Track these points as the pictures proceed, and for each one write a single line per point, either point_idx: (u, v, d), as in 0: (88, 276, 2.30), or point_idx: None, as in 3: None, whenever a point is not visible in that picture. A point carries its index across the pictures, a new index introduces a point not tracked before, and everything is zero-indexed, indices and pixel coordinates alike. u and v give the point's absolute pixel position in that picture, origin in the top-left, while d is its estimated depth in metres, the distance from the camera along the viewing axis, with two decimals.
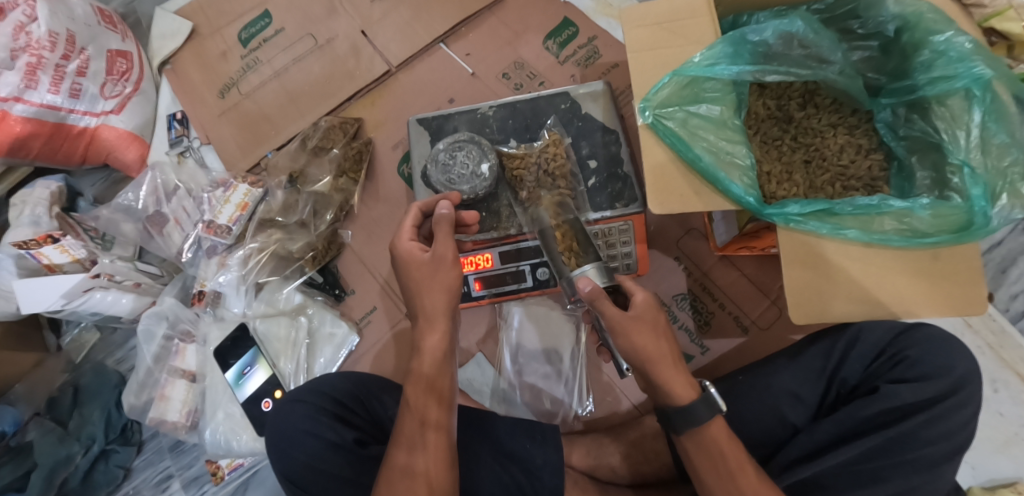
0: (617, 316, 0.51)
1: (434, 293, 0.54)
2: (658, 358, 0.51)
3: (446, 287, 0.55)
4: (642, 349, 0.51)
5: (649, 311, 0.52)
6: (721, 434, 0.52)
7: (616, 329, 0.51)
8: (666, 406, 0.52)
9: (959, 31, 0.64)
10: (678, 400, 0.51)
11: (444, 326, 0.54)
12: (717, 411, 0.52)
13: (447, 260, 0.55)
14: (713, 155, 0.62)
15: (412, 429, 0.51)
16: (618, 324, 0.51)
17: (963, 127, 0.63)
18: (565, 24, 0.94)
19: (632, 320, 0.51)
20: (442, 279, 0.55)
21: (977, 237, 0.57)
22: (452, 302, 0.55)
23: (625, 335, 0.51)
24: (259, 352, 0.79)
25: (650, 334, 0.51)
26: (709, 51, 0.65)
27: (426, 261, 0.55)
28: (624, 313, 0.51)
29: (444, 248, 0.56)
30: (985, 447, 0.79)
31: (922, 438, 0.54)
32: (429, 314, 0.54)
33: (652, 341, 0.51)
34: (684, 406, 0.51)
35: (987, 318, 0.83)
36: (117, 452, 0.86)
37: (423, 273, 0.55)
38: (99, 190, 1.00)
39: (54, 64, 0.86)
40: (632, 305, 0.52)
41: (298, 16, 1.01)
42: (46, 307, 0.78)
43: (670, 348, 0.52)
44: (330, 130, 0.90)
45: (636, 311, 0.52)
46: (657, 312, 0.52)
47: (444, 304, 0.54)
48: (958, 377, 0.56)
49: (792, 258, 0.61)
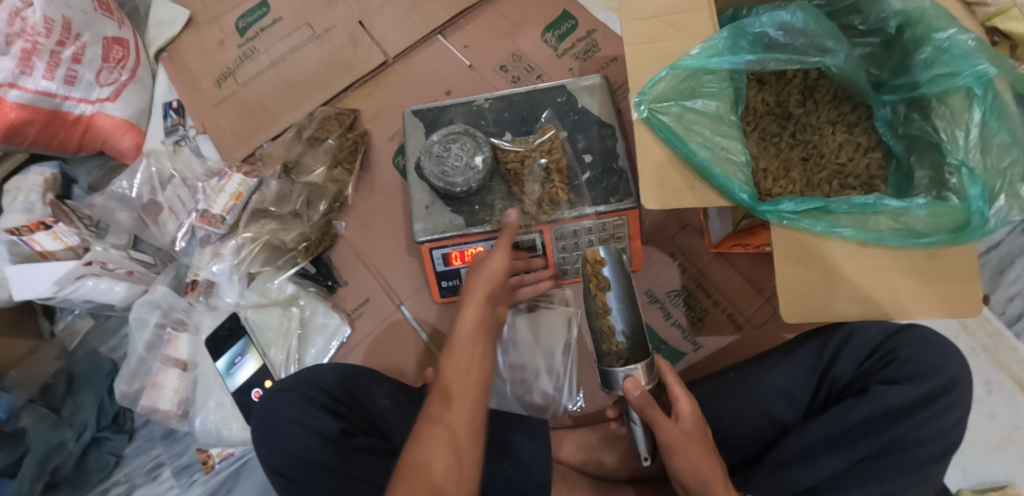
0: (675, 433, 0.53)
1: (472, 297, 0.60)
2: (709, 476, 0.53)
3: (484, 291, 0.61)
4: (697, 468, 0.52)
5: (698, 428, 0.54)
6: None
7: (669, 444, 0.53)
8: None
9: (962, 29, 0.63)
10: None
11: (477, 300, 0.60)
12: None
13: (496, 271, 0.63)
14: (708, 150, 0.62)
15: (428, 420, 0.51)
16: (675, 441, 0.53)
17: (963, 127, 0.62)
18: (564, 17, 0.94)
19: (686, 437, 0.53)
20: (483, 288, 0.62)
21: (974, 237, 0.57)
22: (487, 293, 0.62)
23: (681, 453, 0.52)
24: (249, 342, 0.78)
25: (702, 453, 0.53)
26: (706, 43, 0.64)
27: (483, 267, 0.64)
28: (681, 430, 0.53)
29: (495, 262, 0.64)
30: (977, 449, 0.79)
31: (913, 440, 0.53)
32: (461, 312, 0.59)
33: (705, 459, 0.52)
34: None
35: (983, 321, 0.83)
36: (109, 439, 0.86)
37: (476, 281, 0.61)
38: (94, 178, 1.00)
39: (49, 50, 0.86)
40: (683, 418, 0.54)
41: (296, 6, 1.00)
42: (38, 294, 0.77)
43: (715, 465, 0.54)
44: (326, 121, 0.89)
45: (687, 429, 0.54)
46: (703, 428, 0.55)
47: (480, 298, 0.61)
48: (949, 377, 0.55)
49: (787, 256, 0.60)
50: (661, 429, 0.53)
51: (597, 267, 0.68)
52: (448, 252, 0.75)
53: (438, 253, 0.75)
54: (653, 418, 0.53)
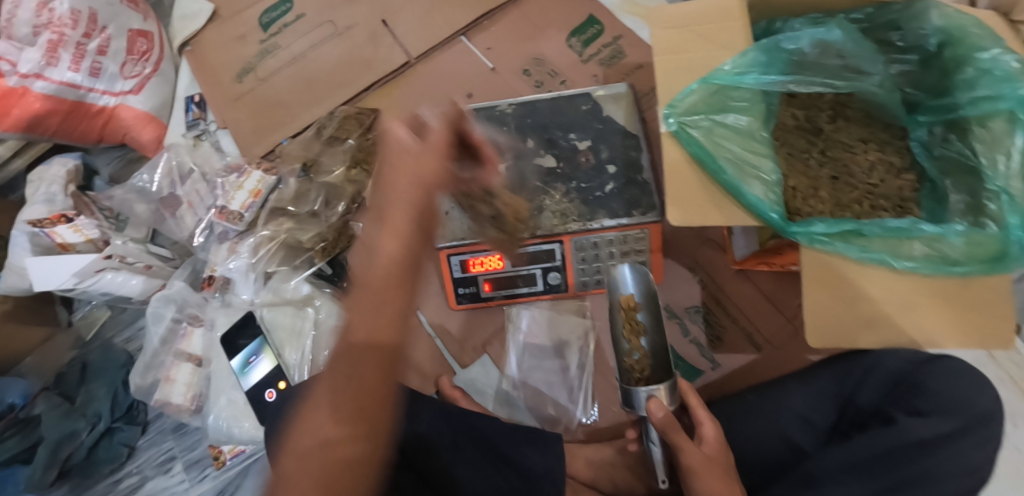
0: (696, 457, 0.55)
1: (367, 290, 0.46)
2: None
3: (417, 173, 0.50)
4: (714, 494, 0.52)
5: (719, 451, 0.57)
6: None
7: (689, 468, 0.55)
8: None
9: (1006, 49, 0.62)
10: None
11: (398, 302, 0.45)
12: None
13: (434, 144, 0.52)
14: (738, 168, 0.60)
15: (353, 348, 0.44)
16: (695, 465, 0.54)
17: (1004, 151, 0.59)
18: (589, 22, 0.92)
19: (707, 461, 0.55)
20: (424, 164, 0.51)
21: (1011, 269, 0.54)
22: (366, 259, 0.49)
23: (701, 478, 0.53)
24: (264, 341, 0.78)
25: (721, 480, 0.54)
26: (739, 59, 0.63)
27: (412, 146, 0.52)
28: (702, 455, 0.55)
29: (437, 135, 0.53)
30: (1003, 483, 0.76)
31: (942, 475, 0.51)
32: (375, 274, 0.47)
33: (723, 486, 0.53)
34: None
35: (1012, 351, 0.80)
36: (122, 430, 0.87)
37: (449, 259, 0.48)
38: (114, 170, 1.00)
39: (74, 42, 0.86)
40: (705, 442, 0.57)
41: (320, 2, 1.00)
42: (58, 285, 0.79)
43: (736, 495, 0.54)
44: (345, 120, 0.89)
45: (709, 453, 0.56)
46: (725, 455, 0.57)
47: (409, 178, 0.50)
48: (980, 413, 0.53)
49: (814, 279, 0.59)
50: (683, 452, 0.55)
51: (631, 311, 0.64)
52: (465, 258, 0.73)
53: (455, 260, 0.74)
54: (674, 437, 0.56)
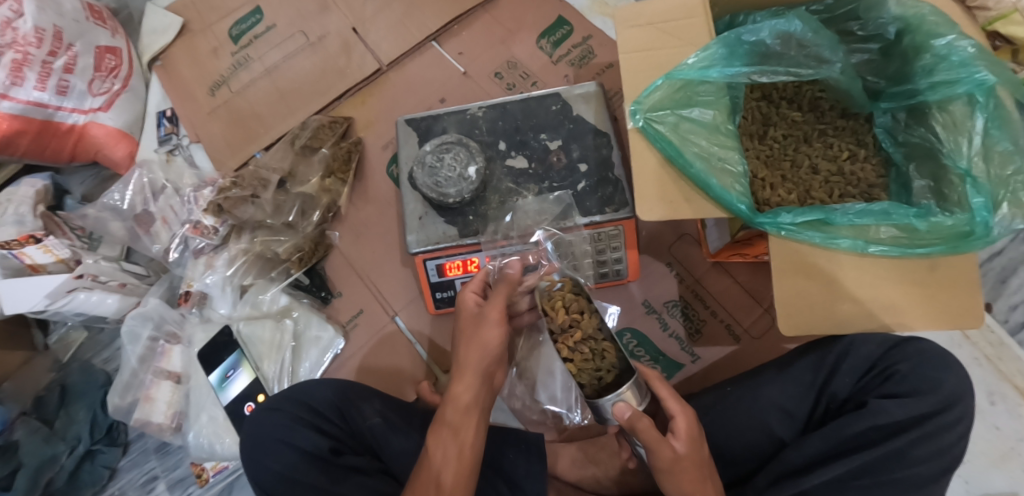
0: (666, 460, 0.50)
1: (473, 343, 0.58)
2: None
3: (482, 344, 0.58)
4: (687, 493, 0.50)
5: (694, 444, 0.51)
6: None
7: (663, 468, 0.51)
8: None
9: (961, 34, 0.62)
10: None
11: (472, 379, 0.56)
12: None
13: (491, 318, 0.59)
14: (704, 161, 0.61)
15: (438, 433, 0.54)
16: (665, 467, 0.50)
17: (966, 134, 0.61)
18: (560, 23, 0.93)
19: (688, 463, 0.50)
20: (482, 335, 0.58)
21: (974, 247, 0.55)
22: (484, 361, 0.57)
23: (672, 476, 0.50)
24: (242, 355, 0.77)
25: (697, 478, 0.50)
26: (703, 53, 0.63)
27: (475, 314, 0.61)
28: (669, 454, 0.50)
29: (493, 307, 0.59)
30: (980, 461, 0.76)
31: (913, 456, 0.53)
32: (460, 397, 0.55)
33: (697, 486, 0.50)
34: None
35: (986, 330, 0.80)
36: (103, 453, 0.85)
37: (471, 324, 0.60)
38: (88, 187, 0.99)
39: (40, 60, 0.85)
40: (677, 435, 0.51)
41: (290, 12, 0.99)
42: (29, 307, 0.78)
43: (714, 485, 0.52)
44: (319, 129, 0.89)
45: (683, 451, 0.50)
46: (701, 444, 0.52)
47: (498, 314, 0.59)
48: (948, 394, 0.55)
49: (785, 269, 0.59)
50: (657, 458, 0.50)
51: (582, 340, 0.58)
52: (441, 263, 0.73)
53: (431, 264, 0.74)
54: (657, 450, 0.50)
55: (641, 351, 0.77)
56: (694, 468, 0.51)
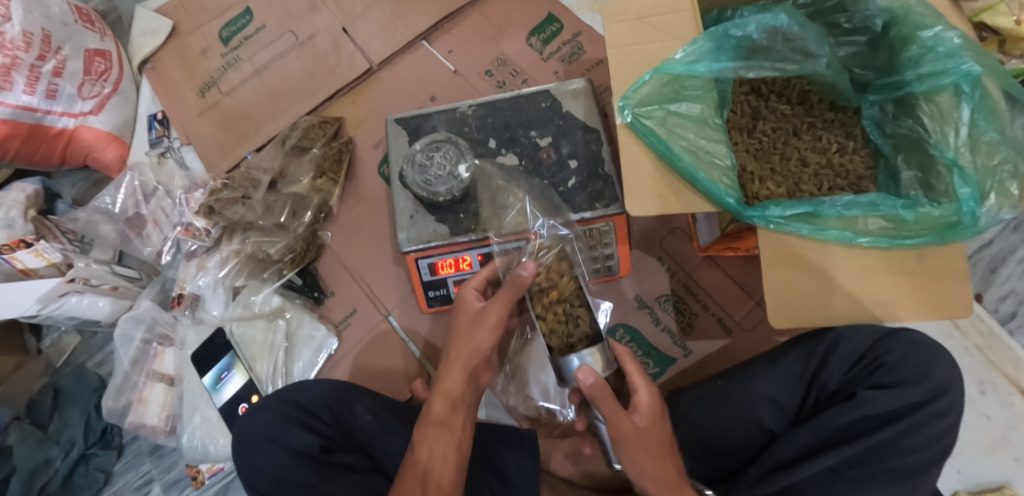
0: (627, 432, 0.52)
1: (463, 339, 0.58)
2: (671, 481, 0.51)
3: (475, 345, 0.57)
4: (649, 473, 0.51)
5: (654, 419, 0.53)
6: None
7: (624, 444, 0.52)
8: None
9: (947, 26, 0.62)
10: None
11: (454, 382, 0.56)
12: None
13: (488, 321, 0.57)
14: (692, 155, 0.61)
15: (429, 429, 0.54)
16: (627, 442, 0.52)
17: (953, 126, 0.61)
18: (549, 19, 0.93)
19: (647, 437, 0.52)
20: (475, 338, 0.57)
21: (962, 238, 0.56)
22: (474, 362, 0.57)
23: (633, 453, 0.51)
24: (235, 357, 0.77)
25: (659, 456, 0.51)
26: (690, 48, 0.63)
27: (473, 313, 0.59)
28: (634, 427, 0.52)
29: (494, 307, 0.58)
30: (971, 450, 0.76)
31: (903, 446, 0.53)
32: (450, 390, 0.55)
33: (658, 464, 0.51)
34: None
35: (976, 320, 0.81)
36: (97, 456, 0.85)
37: (467, 319, 0.60)
38: (78, 191, 0.99)
39: (28, 64, 0.84)
40: (637, 410, 0.54)
41: (280, 13, 0.99)
42: (21, 312, 0.77)
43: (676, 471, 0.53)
44: (310, 129, 0.88)
45: (643, 423, 0.53)
46: (661, 421, 0.54)
47: (494, 318, 0.57)
48: (936, 383, 0.55)
49: (774, 261, 0.59)
50: (619, 432, 0.52)
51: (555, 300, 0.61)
52: (433, 261, 0.73)
53: (423, 263, 0.74)
54: (618, 422, 0.52)
55: (633, 346, 0.77)
56: (654, 444, 0.52)
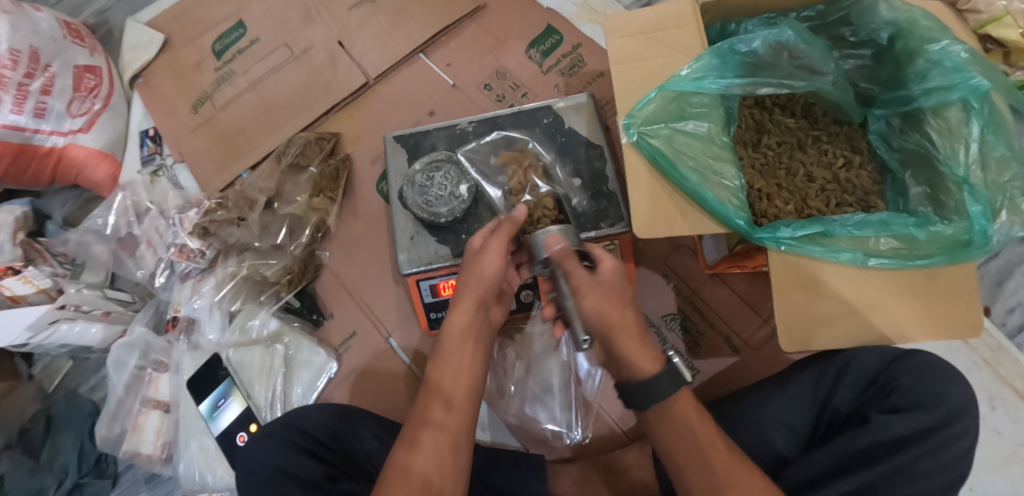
0: (584, 279, 0.52)
1: (472, 284, 0.55)
2: (622, 327, 0.51)
3: (481, 281, 0.55)
4: (603, 310, 0.51)
5: (615, 277, 0.53)
6: (689, 409, 0.50)
7: (579, 290, 0.52)
8: (629, 380, 0.50)
9: (955, 40, 0.61)
10: (640, 372, 0.49)
11: (468, 305, 0.55)
12: (683, 384, 0.50)
13: (495, 252, 0.56)
14: (700, 176, 0.60)
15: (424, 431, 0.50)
16: (583, 285, 0.52)
17: (962, 142, 0.60)
18: (549, 32, 0.92)
19: (598, 285, 0.52)
20: (481, 273, 0.55)
21: (973, 257, 0.55)
22: (483, 294, 0.55)
23: (588, 295, 0.52)
24: (232, 383, 0.75)
25: (616, 303, 0.52)
26: (695, 65, 0.62)
27: (477, 250, 0.57)
28: (591, 277, 0.53)
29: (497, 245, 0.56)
30: (982, 467, 0.75)
31: (919, 472, 0.52)
32: (443, 386, 0.52)
33: (613, 303, 0.51)
34: (648, 378, 0.49)
35: (984, 334, 0.80)
36: (92, 485, 0.82)
37: (472, 263, 0.56)
38: (69, 211, 0.97)
39: (16, 82, 0.82)
40: (600, 269, 0.53)
41: (274, 26, 0.97)
42: (9, 341, 0.74)
43: (632, 319, 0.52)
44: (306, 146, 0.87)
45: (601, 276, 0.53)
46: (623, 283, 0.54)
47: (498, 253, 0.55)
48: (951, 407, 0.54)
49: (785, 284, 0.58)
50: (572, 280, 0.52)
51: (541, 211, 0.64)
52: (435, 283, 0.72)
53: (425, 285, 0.72)
54: (571, 270, 0.53)
55: None
56: (610, 294, 0.52)
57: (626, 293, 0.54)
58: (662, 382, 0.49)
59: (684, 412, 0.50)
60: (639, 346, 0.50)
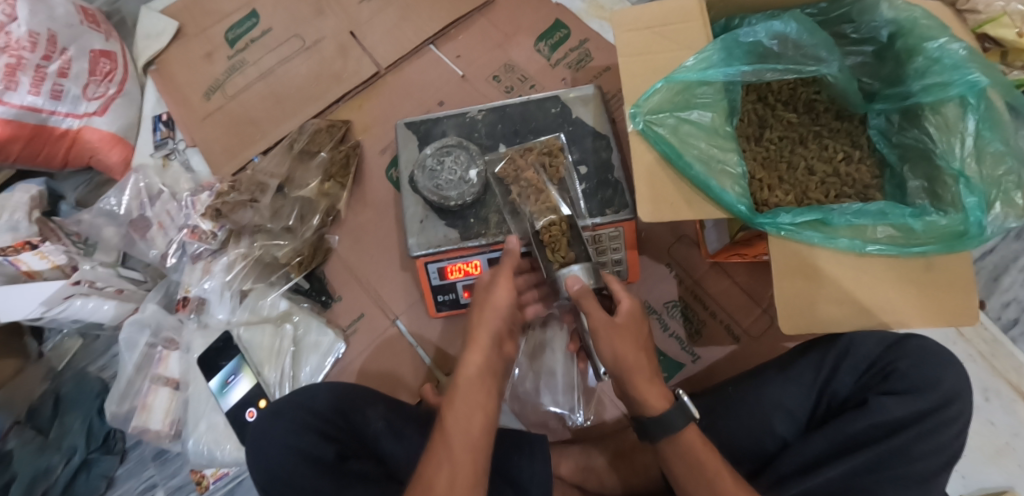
0: (602, 320, 0.56)
1: (488, 311, 0.58)
2: (636, 369, 0.56)
3: (495, 309, 0.58)
4: (623, 355, 0.56)
5: (632, 319, 0.57)
6: (698, 442, 0.54)
7: (596, 332, 0.56)
8: (642, 417, 0.56)
9: (953, 38, 0.63)
10: (653, 411, 0.55)
11: (485, 343, 0.56)
12: (690, 418, 0.55)
13: (502, 282, 0.59)
14: (704, 163, 0.62)
15: (443, 459, 0.49)
16: (602, 327, 0.56)
17: (958, 136, 0.62)
18: (557, 26, 0.94)
19: (617, 329, 0.56)
20: (494, 300, 0.58)
21: (968, 247, 0.57)
22: (498, 322, 0.58)
23: (607, 339, 0.56)
24: (243, 361, 0.77)
25: (632, 344, 0.56)
26: (701, 55, 0.64)
27: (485, 284, 0.61)
28: (609, 319, 0.56)
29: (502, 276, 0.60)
30: (975, 456, 0.77)
31: (913, 453, 0.53)
32: (460, 404, 0.53)
33: (630, 347, 0.56)
34: (660, 416, 0.55)
35: (979, 328, 0.82)
36: (99, 462, 0.84)
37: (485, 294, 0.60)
38: (81, 193, 0.98)
39: (33, 65, 0.84)
40: (618, 312, 0.57)
41: (286, 17, 0.99)
42: (25, 315, 0.77)
43: (648, 360, 0.57)
44: (317, 133, 0.89)
45: (620, 319, 0.57)
46: (639, 322, 0.58)
47: (507, 275, 0.60)
48: (946, 391, 0.56)
49: (786, 269, 0.60)
50: (591, 318, 0.56)
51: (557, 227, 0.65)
52: (443, 266, 0.73)
53: (433, 267, 0.74)
54: (588, 306, 0.57)
55: None
56: (627, 337, 0.57)
57: (642, 336, 0.58)
58: (671, 417, 0.54)
59: (691, 444, 0.54)
60: (653, 387, 0.56)
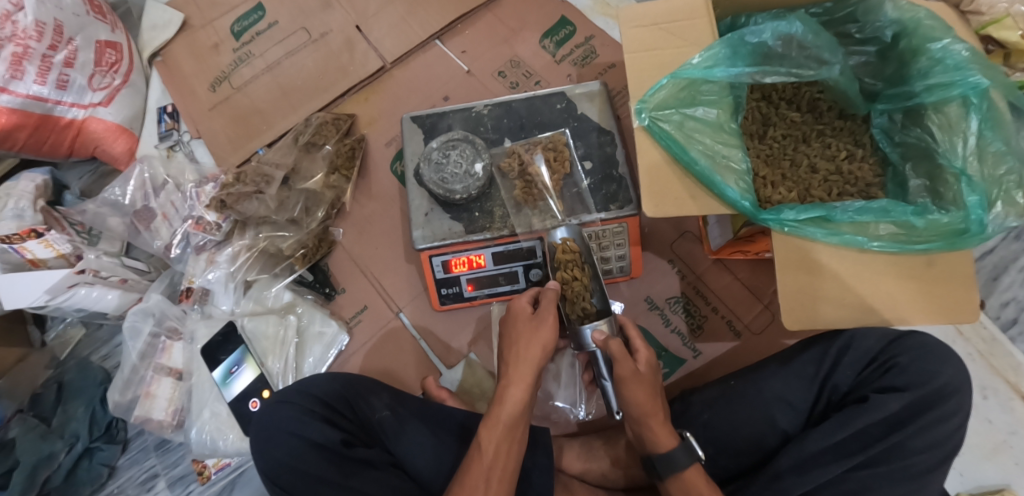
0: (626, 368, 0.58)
1: (532, 341, 0.61)
2: (652, 413, 0.58)
3: (542, 345, 0.60)
4: (638, 400, 0.58)
5: (651, 370, 0.60)
6: (701, 480, 0.55)
7: (622, 378, 0.58)
8: (651, 454, 0.57)
9: (956, 39, 0.64)
10: (661, 448, 0.56)
11: (527, 377, 0.59)
12: (696, 458, 0.56)
13: (548, 320, 0.62)
14: (709, 159, 0.62)
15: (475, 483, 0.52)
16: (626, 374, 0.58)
17: (960, 135, 0.62)
18: (563, 23, 0.94)
19: (640, 377, 0.58)
20: (540, 337, 0.61)
21: (969, 244, 0.57)
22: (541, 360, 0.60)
23: (628, 384, 0.58)
24: (247, 351, 0.77)
25: (648, 391, 0.58)
26: (707, 53, 0.64)
27: (530, 317, 0.63)
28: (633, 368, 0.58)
29: (546, 309, 0.63)
30: (972, 454, 0.77)
31: (911, 447, 0.54)
32: (501, 419, 0.56)
33: (646, 394, 0.58)
34: (665, 452, 0.56)
35: (978, 327, 0.83)
36: (101, 450, 0.84)
37: (526, 327, 0.62)
38: (86, 183, 0.98)
39: (40, 54, 0.84)
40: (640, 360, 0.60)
41: (292, 9, 0.99)
42: (29, 303, 0.78)
43: (660, 404, 0.59)
44: (322, 126, 0.89)
45: (642, 369, 0.59)
46: (655, 373, 0.60)
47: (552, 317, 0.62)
48: (945, 385, 0.56)
49: (787, 264, 0.60)
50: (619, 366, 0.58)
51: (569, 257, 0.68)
52: (447, 259, 0.73)
53: (437, 260, 0.74)
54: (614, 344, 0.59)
55: None
56: (646, 385, 0.58)
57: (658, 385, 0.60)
58: (677, 455, 0.55)
59: (694, 482, 0.55)
60: (664, 435, 0.57)
